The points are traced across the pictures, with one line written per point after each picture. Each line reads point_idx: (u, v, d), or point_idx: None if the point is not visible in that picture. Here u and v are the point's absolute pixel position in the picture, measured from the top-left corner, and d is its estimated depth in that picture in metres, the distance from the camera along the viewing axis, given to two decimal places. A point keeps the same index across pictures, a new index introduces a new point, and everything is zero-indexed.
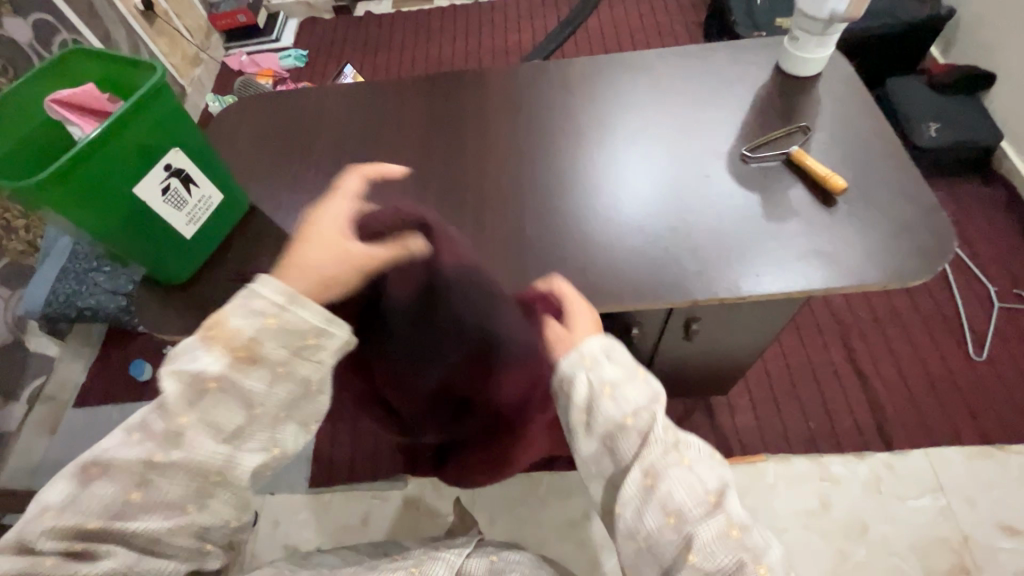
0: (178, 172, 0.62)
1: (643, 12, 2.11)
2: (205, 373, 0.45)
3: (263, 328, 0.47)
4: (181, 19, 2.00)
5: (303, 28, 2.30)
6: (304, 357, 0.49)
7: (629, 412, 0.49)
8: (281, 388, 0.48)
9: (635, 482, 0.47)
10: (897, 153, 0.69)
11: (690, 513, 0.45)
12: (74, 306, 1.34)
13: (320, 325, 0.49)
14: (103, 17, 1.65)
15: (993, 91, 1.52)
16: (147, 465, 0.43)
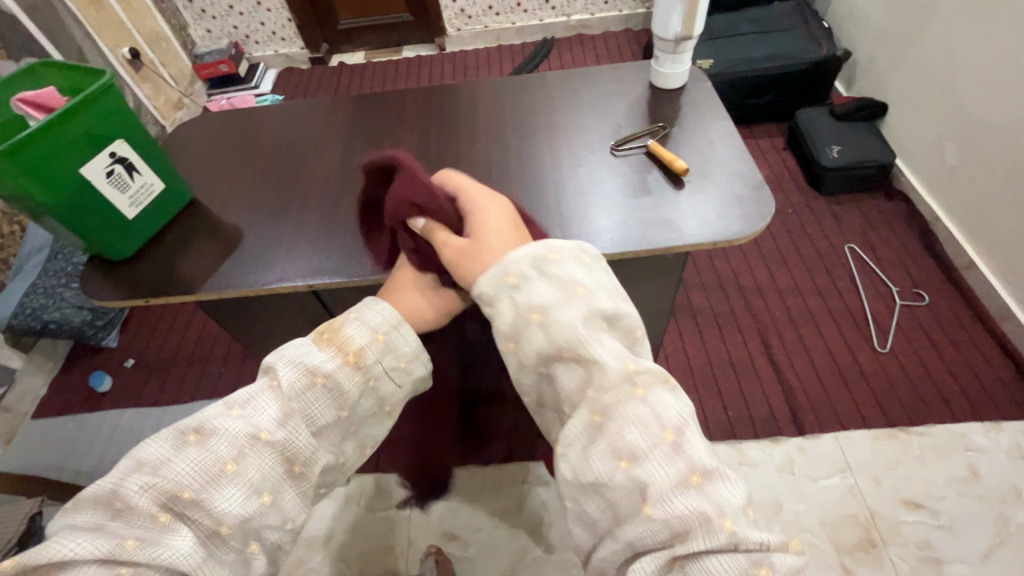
0: (122, 160, 0.73)
1: (588, 60, 2.35)
2: (318, 368, 0.53)
3: (372, 341, 0.55)
4: (166, 68, 2.20)
5: (280, 77, 2.51)
6: (392, 375, 0.57)
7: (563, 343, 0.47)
8: (366, 400, 0.56)
9: (583, 420, 0.45)
10: (736, 144, 0.83)
11: (643, 451, 0.42)
12: (39, 318, 1.41)
13: (412, 352, 0.57)
14: (91, 63, 1.82)
15: (887, 118, 1.71)
16: (253, 440, 0.48)
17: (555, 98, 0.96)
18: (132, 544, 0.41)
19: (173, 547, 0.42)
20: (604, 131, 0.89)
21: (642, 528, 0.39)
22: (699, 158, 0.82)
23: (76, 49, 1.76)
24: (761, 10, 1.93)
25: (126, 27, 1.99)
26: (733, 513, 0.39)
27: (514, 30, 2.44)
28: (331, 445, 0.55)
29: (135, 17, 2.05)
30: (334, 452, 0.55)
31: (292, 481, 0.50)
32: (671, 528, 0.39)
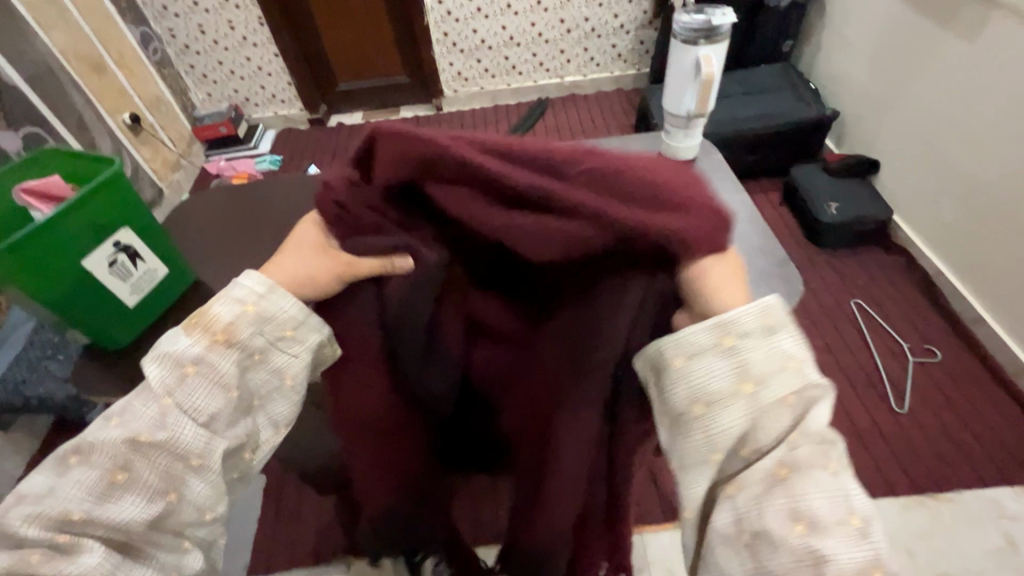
0: (123, 248, 0.75)
1: (582, 118, 2.41)
2: (184, 356, 0.46)
3: (241, 313, 0.48)
4: (165, 131, 2.22)
5: (279, 138, 2.54)
6: (281, 347, 0.51)
7: (757, 380, 0.41)
8: (256, 375, 0.50)
9: (762, 466, 0.39)
10: (755, 218, 0.82)
11: (825, 525, 0.35)
12: (21, 394, 1.34)
13: (298, 317, 0.51)
14: (92, 130, 1.83)
15: (880, 174, 1.75)
16: (131, 444, 0.43)
17: None
18: (37, 557, 0.39)
19: (82, 562, 0.39)
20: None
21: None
22: None
23: (77, 116, 1.76)
24: (747, 71, 2.01)
25: (127, 94, 2.02)
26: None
27: (509, 91, 2.52)
28: (236, 429, 0.48)
29: (137, 84, 2.08)
30: (244, 431, 0.49)
31: (192, 473, 0.45)
32: None
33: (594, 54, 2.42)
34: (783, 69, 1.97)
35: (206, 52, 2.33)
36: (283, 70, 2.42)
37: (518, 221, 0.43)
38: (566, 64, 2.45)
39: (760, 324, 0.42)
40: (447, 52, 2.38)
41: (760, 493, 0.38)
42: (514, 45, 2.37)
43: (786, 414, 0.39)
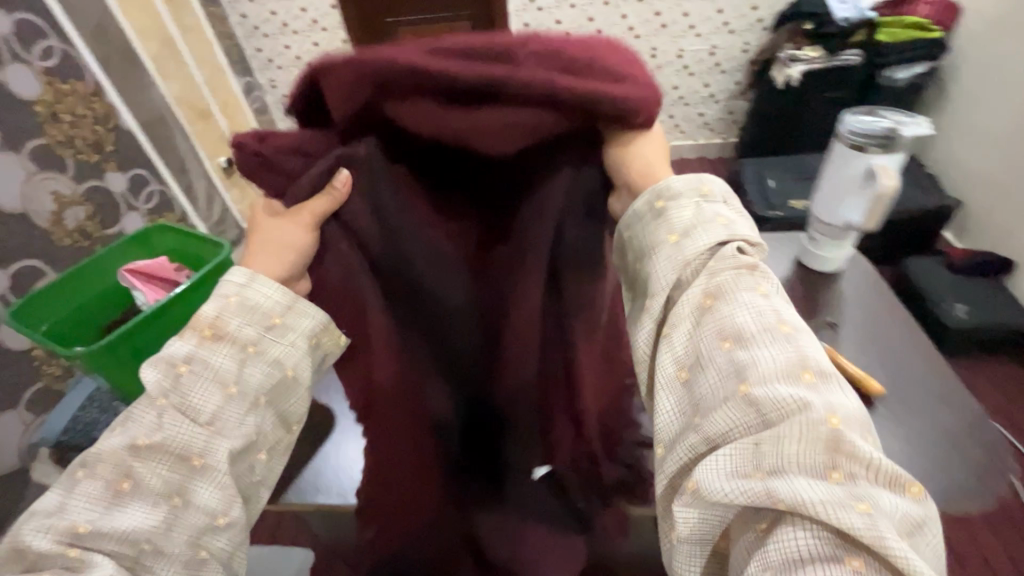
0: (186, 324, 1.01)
1: None
2: (177, 357, 0.48)
3: (224, 306, 0.50)
4: None
5: None
6: (273, 337, 0.51)
7: (682, 230, 0.49)
8: (254, 368, 0.49)
9: (691, 300, 0.46)
10: (933, 358, 0.73)
11: (752, 335, 0.42)
12: (89, 435, 1.24)
13: (282, 303, 0.52)
14: (191, 172, 1.91)
15: (1014, 277, 1.55)
16: (132, 447, 0.44)
17: None
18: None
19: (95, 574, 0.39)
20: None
21: (735, 409, 0.38)
22: (889, 373, 0.71)
23: (180, 159, 1.84)
24: None
25: (227, 139, 2.10)
26: (841, 416, 0.36)
27: None
28: (239, 426, 0.48)
29: (237, 129, 2.18)
30: (252, 426, 0.49)
31: (193, 474, 0.45)
32: (767, 417, 0.37)
33: (680, 122, 2.35)
34: None
35: None
36: None
37: (498, 121, 0.50)
38: None
39: (688, 179, 0.52)
40: None
41: (702, 313, 0.45)
42: None
43: (714, 235, 0.48)
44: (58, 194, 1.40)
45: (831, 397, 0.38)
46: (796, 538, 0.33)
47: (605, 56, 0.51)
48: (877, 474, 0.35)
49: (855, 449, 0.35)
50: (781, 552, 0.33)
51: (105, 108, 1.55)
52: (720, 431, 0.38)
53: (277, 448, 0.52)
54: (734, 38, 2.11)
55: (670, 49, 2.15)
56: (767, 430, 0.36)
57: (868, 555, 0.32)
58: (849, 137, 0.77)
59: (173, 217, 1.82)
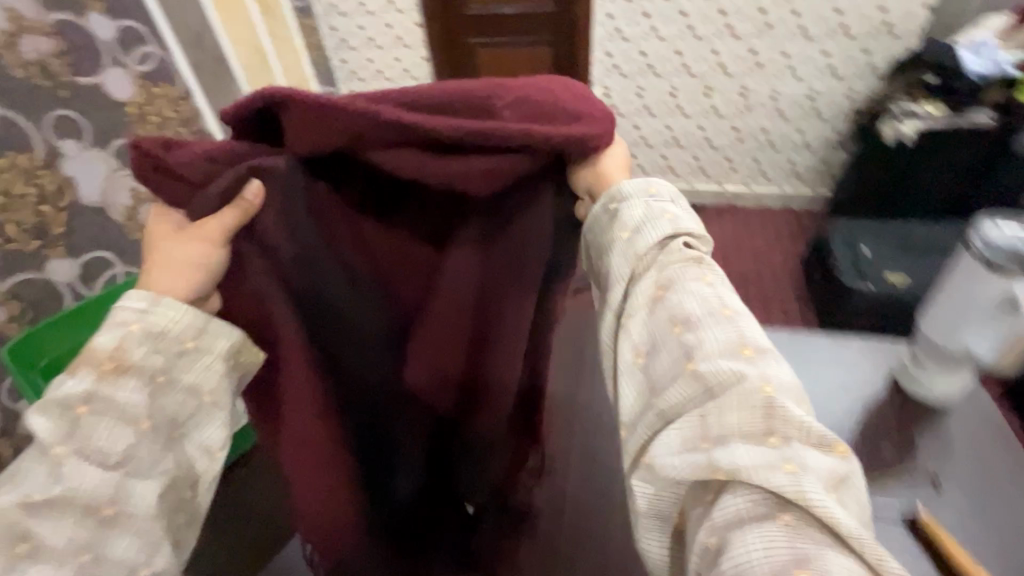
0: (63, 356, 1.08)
1: (740, 234, 2.12)
2: (72, 397, 0.40)
3: (125, 335, 0.43)
4: None
5: None
6: (186, 361, 0.45)
7: (633, 227, 0.47)
8: (166, 397, 0.43)
9: (644, 294, 0.44)
10: None
11: (698, 320, 0.41)
12: None
13: (196, 324, 0.46)
14: None
15: None
16: (23, 507, 0.36)
17: None
18: None
19: None
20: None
21: (681, 385, 0.38)
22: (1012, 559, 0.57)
23: None
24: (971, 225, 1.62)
25: None
26: (776, 384, 0.37)
27: None
28: (156, 463, 0.41)
29: None
30: (170, 463, 0.42)
31: (105, 526, 0.37)
32: (707, 386, 0.37)
33: (766, 167, 2.16)
34: None
35: None
36: None
37: (476, 168, 0.48)
38: (730, 173, 2.21)
39: (636, 182, 0.50)
40: None
41: (655, 305, 0.43)
42: (677, 146, 2.19)
43: (666, 230, 0.45)
44: (137, 189, 1.46)
45: (766, 367, 0.38)
46: (736, 499, 0.34)
47: (565, 98, 0.51)
48: (805, 434, 0.35)
49: (788, 415, 0.35)
50: (726, 513, 0.34)
51: (191, 111, 1.62)
52: (672, 406, 0.38)
53: (211, 481, 0.46)
54: (840, 83, 1.91)
55: (764, 89, 1.98)
56: (711, 402, 0.37)
57: (798, 509, 0.33)
58: (986, 254, 0.61)
59: None
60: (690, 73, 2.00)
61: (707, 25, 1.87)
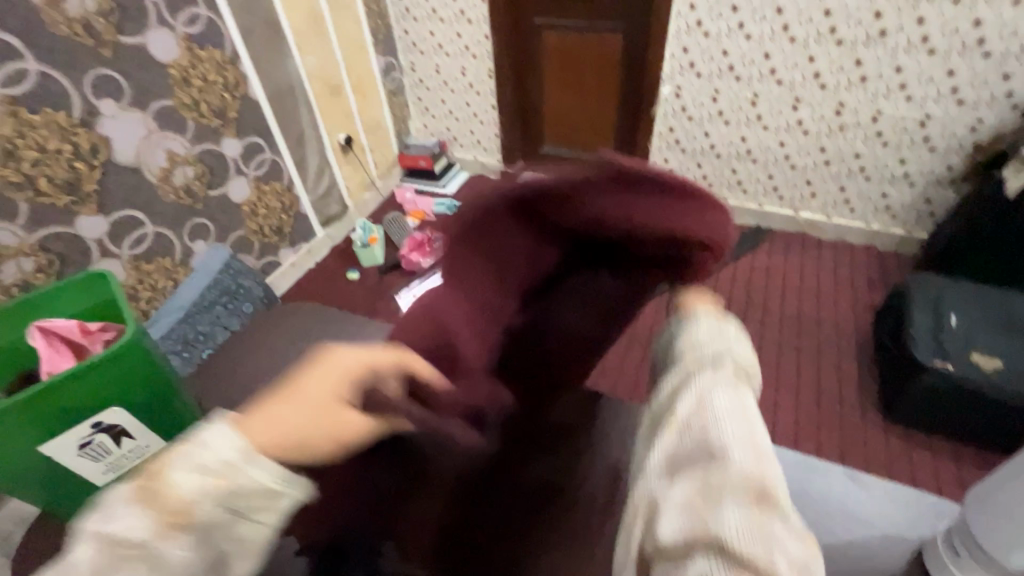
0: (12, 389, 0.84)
1: (806, 270, 1.86)
2: (123, 541, 0.30)
3: (201, 486, 0.32)
4: (373, 154, 2.34)
5: (468, 182, 2.49)
6: (248, 515, 0.34)
7: (704, 346, 0.42)
8: (197, 560, 0.32)
9: (688, 397, 0.37)
10: None
11: (739, 410, 0.37)
12: (194, 327, 1.51)
13: (276, 485, 0.34)
14: (307, 145, 1.96)
15: None
16: None
17: None
18: None
19: None
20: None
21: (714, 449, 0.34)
22: None
23: (298, 131, 1.91)
24: None
25: (353, 117, 2.16)
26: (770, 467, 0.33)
27: None
28: None
29: (365, 108, 2.22)
30: None
31: None
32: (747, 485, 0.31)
33: (852, 197, 1.87)
34: None
35: (434, 89, 2.39)
36: (494, 121, 2.37)
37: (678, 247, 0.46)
38: (808, 198, 1.94)
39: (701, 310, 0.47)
40: (666, 146, 2.07)
41: (696, 429, 0.35)
42: (749, 160, 1.95)
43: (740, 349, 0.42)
44: (171, 151, 1.49)
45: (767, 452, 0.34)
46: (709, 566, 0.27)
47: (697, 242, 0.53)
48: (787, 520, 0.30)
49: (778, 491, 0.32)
50: None
51: (236, 77, 1.64)
52: (688, 476, 0.33)
53: None
54: (962, 110, 1.59)
55: (866, 108, 1.68)
56: (712, 459, 0.33)
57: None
58: None
59: (279, 186, 1.88)
60: (777, 80, 1.74)
61: (806, 25, 1.60)
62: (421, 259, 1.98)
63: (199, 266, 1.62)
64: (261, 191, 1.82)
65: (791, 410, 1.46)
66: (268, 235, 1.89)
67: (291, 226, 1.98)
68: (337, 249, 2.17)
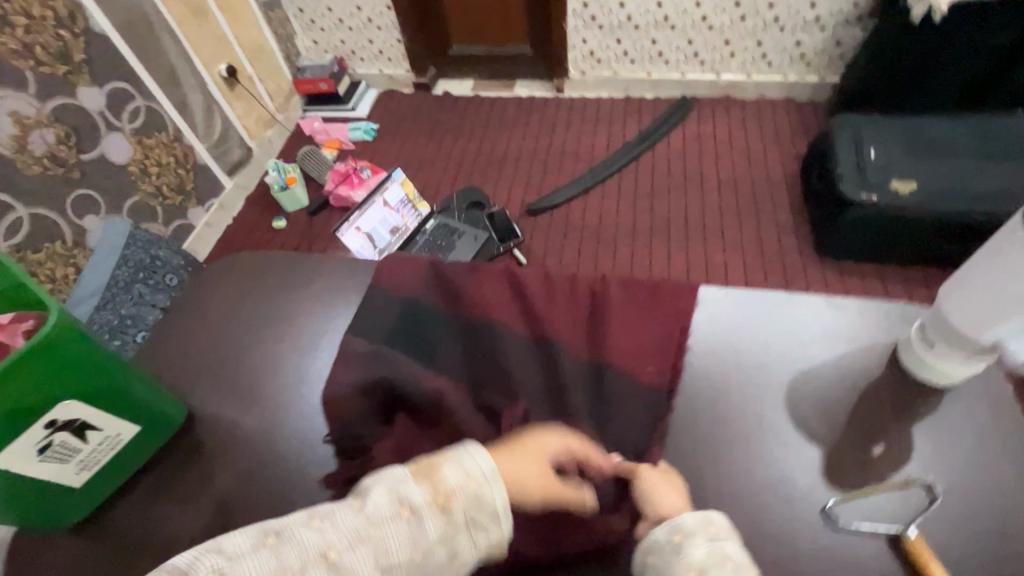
0: (69, 424, 0.48)
1: (734, 133, 1.90)
2: (408, 500, 0.44)
3: (464, 487, 0.45)
4: (264, 84, 2.07)
5: (379, 101, 2.28)
6: (469, 534, 0.45)
7: (699, 569, 0.43)
8: (440, 544, 0.43)
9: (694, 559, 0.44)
10: None
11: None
12: (117, 313, 1.37)
13: (502, 511, 0.46)
14: (183, 83, 1.69)
15: None
16: (321, 557, 0.40)
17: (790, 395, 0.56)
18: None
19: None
20: (814, 472, 0.52)
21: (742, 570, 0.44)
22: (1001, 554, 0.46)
23: (169, 69, 1.63)
24: (992, 117, 1.40)
25: (228, 42, 1.87)
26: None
27: (648, 82, 2.06)
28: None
29: (241, 30, 1.92)
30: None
31: None
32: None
33: (768, 50, 1.88)
34: None
35: None
36: (394, 25, 2.14)
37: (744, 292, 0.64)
38: (728, 58, 1.93)
39: (694, 513, 0.47)
40: (583, 26, 1.97)
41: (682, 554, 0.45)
42: (667, 27, 1.90)
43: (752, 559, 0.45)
44: (17, 114, 1.25)
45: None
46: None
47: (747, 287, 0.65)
48: None
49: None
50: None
51: (68, 8, 1.34)
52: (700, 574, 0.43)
53: None
54: None
55: None
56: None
57: None
58: None
59: (165, 137, 1.64)
60: None
61: None
62: (350, 192, 1.85)
63: (99, 245, 1.43)
64: (145, 146, 1.58)
65: (740, 268, 1.55)
66: (170, 197, 1.67)
67: (192, 181, 1.76)
68: (254, 199, 1.97)
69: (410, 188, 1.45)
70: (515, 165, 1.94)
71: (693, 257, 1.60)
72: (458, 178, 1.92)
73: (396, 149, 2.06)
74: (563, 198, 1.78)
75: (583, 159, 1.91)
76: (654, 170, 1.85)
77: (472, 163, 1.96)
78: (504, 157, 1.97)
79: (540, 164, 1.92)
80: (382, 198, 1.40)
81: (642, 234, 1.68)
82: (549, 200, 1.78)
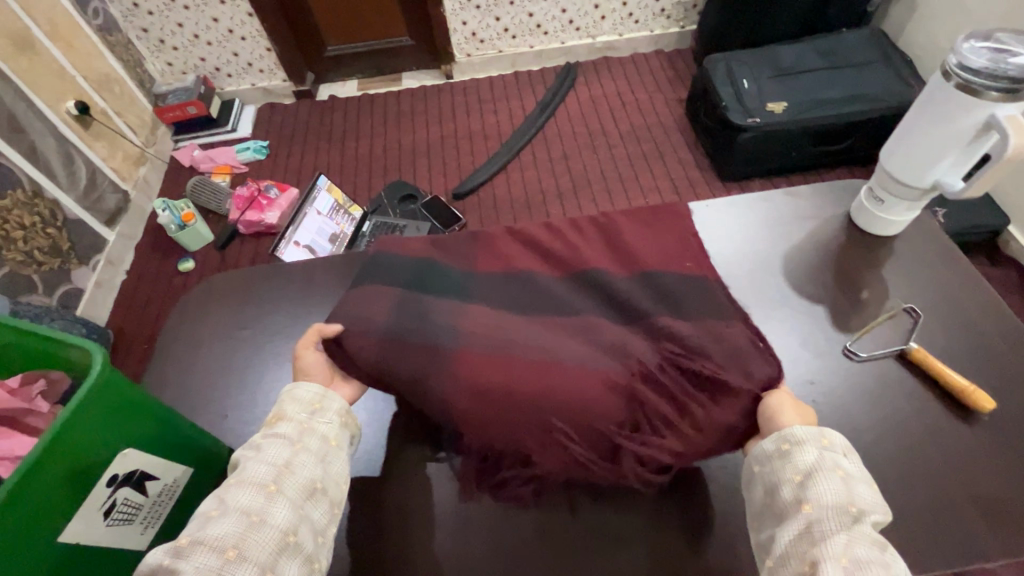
0: (128, 477, 0.47)
1: (621, 88, 2.04)
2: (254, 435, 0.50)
3: (282, 399, 0.53)
4: (123, 117, 1.82)
5: (261, 116, 2.12)
6: (318, 419, 0.52)
7: (807, 472, 0.47)
8: (306, 437, 0.50)
9: (803, 462, 0.48)
10: (995, 304, 0.64)
11: (855, 483, 0.47)
12: None
13: (321, 391, 0.54)
14: (28, 129, 1.44)
15: None
16: (223, 501, 0.45)
17: (784, 273, 0.67)
18: None
19: None
20: (827, 327, 0.63)
21: (845, 483, 0.46)
22: (969, 348, 0.61)
23: (6, 114, 1.38)
24: (828, 38, 1.67)
25: (70, 76, 1.62)
26: (861, 498, 0.46)
27: (532, 54, 2.14)
28: (300, 472, 0.48)
29: (81, 60, 1.67)
30: (324, 477, 0.49)
31: (272, 497, 0.45)
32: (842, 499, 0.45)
33: (634, 10, 2.04)
34: (869, 34, 1.65)
35: (161, 11, 1.87)
36: (259, 33, 1.99)
37: (721, 202, 0.74)
38: (600, 21, 2.07)
39: (805, 427, 0.51)
40: (460, 8, 1.98)
41: (786, 458, 0.49)
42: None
43: (861, 471, 0.48)
44: None
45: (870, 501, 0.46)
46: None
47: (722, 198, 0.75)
48: (842, 528, 0.44)
49: (857, 495, 0.46)
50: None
51: None
52: (804, 479, 0.47)
53: (336, 500, 0.49)
54: None
55: None
56: (810, 477, 0.47)
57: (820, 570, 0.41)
58: (958, 76, 0.60)
59: (23, 194, 1.40)
60: None
61: None
62: (261, 215, 1.72)
63: None
64: (0, 208, 1.33)
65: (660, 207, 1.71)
66: (45, 261, 1.44)
67: (68, 240, 1.52)
68: (146, 247, 1.76)
69: (338, 193, 1.39)
70: (427, 156, 1.92)
71: (619, 206, 1.72)
72: (373, 179, 1.87)
73: (297, 163, 1.94)
74: (485, 178, 1.81)
75: (492, 137, 1.95)
76: (561, 134, 1.94)
77: (382, 162, 1.91)
78: (413, 150, 1.94)
79: (452, 150, 1.92)
80: (313, 208, 1.32)
81: (568, 196, 1.77)
82: (472, 182, 1.80)
